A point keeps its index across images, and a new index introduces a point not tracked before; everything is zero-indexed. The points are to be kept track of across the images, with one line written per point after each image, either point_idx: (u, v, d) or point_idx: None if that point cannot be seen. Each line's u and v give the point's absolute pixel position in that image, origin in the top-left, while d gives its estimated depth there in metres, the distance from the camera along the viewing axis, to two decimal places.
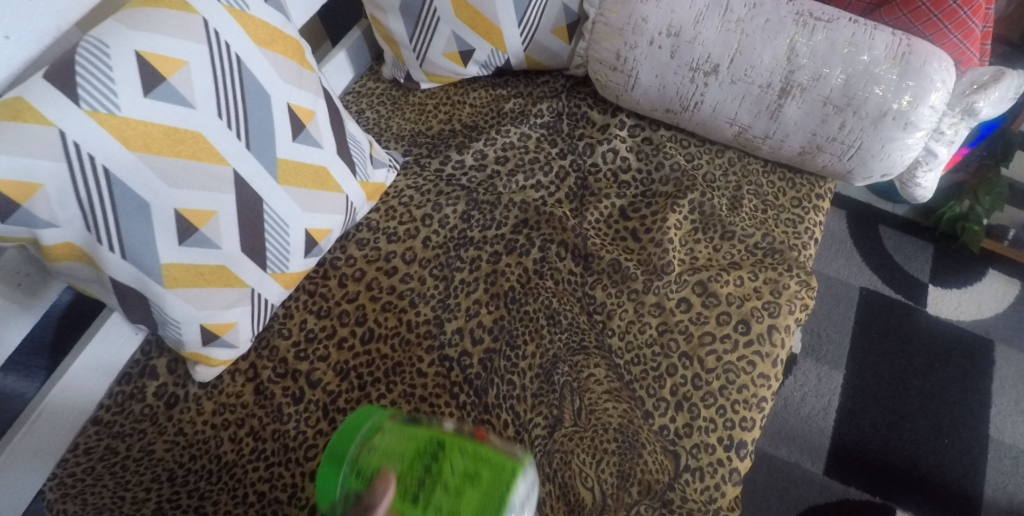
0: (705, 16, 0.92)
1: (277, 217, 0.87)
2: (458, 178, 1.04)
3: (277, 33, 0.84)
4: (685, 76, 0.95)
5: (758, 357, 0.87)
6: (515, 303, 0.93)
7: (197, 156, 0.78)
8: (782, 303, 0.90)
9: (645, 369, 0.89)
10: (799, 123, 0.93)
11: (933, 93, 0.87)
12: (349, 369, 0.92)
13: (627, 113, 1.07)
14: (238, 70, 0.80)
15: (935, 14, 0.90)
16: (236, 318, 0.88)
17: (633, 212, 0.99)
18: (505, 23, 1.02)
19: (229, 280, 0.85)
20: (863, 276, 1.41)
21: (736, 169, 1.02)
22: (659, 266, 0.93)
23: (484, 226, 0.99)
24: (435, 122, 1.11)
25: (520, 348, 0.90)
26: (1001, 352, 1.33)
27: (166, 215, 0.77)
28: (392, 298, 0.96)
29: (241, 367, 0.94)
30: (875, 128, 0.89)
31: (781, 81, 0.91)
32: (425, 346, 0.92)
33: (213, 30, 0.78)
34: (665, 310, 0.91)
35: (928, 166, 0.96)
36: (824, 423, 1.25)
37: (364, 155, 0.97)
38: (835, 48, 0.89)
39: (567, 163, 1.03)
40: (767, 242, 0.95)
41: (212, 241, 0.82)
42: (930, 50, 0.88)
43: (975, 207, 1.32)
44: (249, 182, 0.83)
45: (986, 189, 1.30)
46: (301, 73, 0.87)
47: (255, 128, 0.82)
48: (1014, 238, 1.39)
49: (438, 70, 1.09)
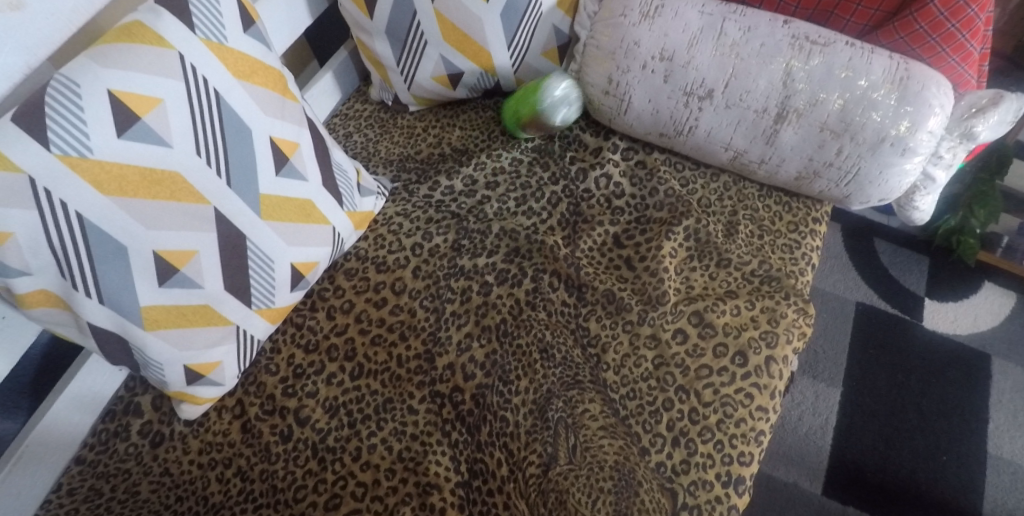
0: (699, 40, 0.90)
1: (262, 252, 0.84)
2: (447, 204, 1.02)
3: (257, 64, 0.82)
4: (679, 101, 0.93)
5: (756, 389, 0.85)
6: (507, 335, 0.91)
7: (176, 196, 0.76)
8: (779, 332, 0.88)
9: (641, 404, 0.87)
10: (796, 148, 0.91)
11: (932, 118, 0.85)
12: (339, 405, 0.89)
13: (620, 136, 1.04)
14: (216, 105, 0.77)
15: (934, 38, 0.86)
16: (221, 357, 0.85)
17: (627, 239, 0.97)
18: (495, 45, 0.99)
19: (212, 319, 0.83)
20: (858, 291, 1.40)
21: (731, 193, 1.00)
22: (654, 296, 0.91)
23: (475, 254, 0.96)
24: (425, 145, 1.09)
25: (513, 383, 0.88)
26: (998, 366, 1.32)
27: (145, 257, 0.75)
28: (382, 330, 0.93)
29: (228, 404, 0.91)
30: (873, 154, 0.88)
31: (777, 106, 0.89)
32: (415, 381, 0.90)
33: (189, 64, 0.75)
34: (661, 342, 0.89)
35: (926, 191, 0.93)
36: (822, 442, 1.24)
37: (351, 185, 0.95)
38: (832, 73, 0.87)
39: (558, 189, 1.01)
40: (764, 269, 0.93)
41: (193, 281, 0.79)
42: (928, 74, 0.86)
43: (969, 219, 1.29)
44: (231, 219, 0.80)
45: (981, 203, 1.27)
46: (283, 104, 0.85)
47: (236, 164, 0.80)
48: (1007, 246, 1.36)
49: (426, 92, 1.06)
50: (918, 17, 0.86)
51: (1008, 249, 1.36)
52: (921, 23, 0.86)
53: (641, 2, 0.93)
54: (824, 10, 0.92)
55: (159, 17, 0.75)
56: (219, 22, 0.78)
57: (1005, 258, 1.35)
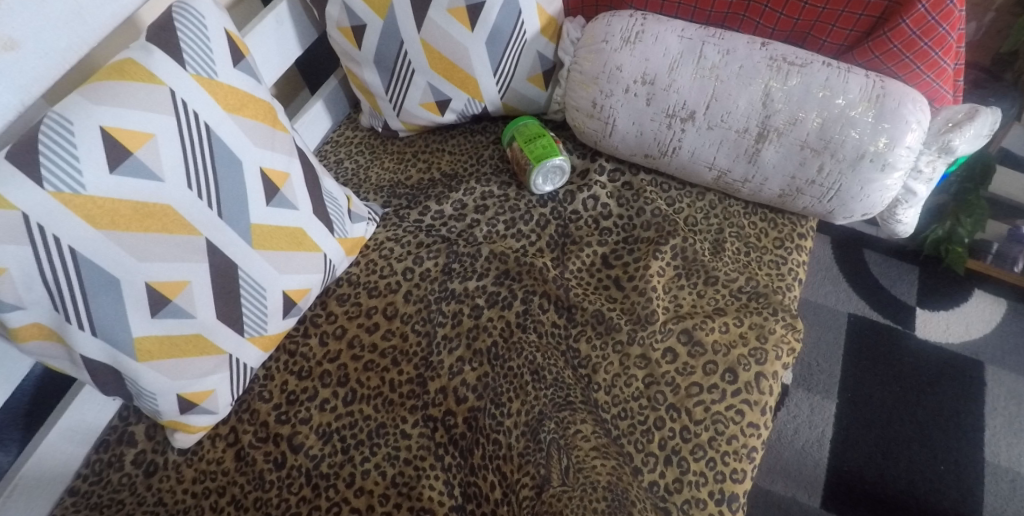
0: (680, 64, 0.93)
1: (253, 281, 0.85)
2: (438, 228, 1.02)
3: (247, 97, 0.83)
4: (662, 123, 0.95)
5: (747, 406, 0.86)
6: (499, 359, 0.92)
7: (168, 228, 0.77)
8: (768, 348, 0.88)
9: (633, 423, 0.88)
10: (778, 166, 0.93)
11: (910, 134, 0.86)
12: (332, 431, 0.90)
13: (607, 157, 1.05)
14: (207, 138, 0.79)
15: (908, 56, 0.88)
16: (215, 385, 0.86)
17: (616, 259, 0.98)
18: (481, 73, 1.01)
19: (205, 348, 0.84)
20: (850, 303, 1.41)
21: (717, 211, 1.01)
22: (643, 315, 0.92)
23: (465, 277, 0.97)
24: (415, 171, 1.10)
25: (505, 405, 0.89)
26: (991, 374, 1.32)
27: (138, 289, 0.76)
28: (374, 356, 0.94)
29: (222, 432, 0.92)
30: (853, 170, 0.89)
31: (758, 126, 0.91)
32: (408, 406, 0.91)
33: (180, 100, 0.77)
34: (651, 362, 0.90)
35: (908, 204, 0.95)
36: (818, 455, 1.24)
37: (341, 211, 0.96)
38: (810, 92, 0.89)
39: (547, 211, 1.02)
40: (751, 285, 0.94)
41: (185, 311, 0.80)
42: (905, 91, 0.87)
43: (956, 228, 1.29)
44: (223, 249, 0.82)
45: (968, 212, 1.27)
46: (273, 135, 0.86)
47: (227, 195, 0.81)
48: (997, 253, 1.35)
49: (415, 119, 1.08)
50: (891, 36, 0.88)
51: (998, 256, 1.35)
52: (895, 42, 0.88)
53: (622, 28, 0.95)
54: (801, 31, 0.94)
55: (150, 54, 0.76)
56: (209, 58, 0.80)
57: (995, 266, 1.36)
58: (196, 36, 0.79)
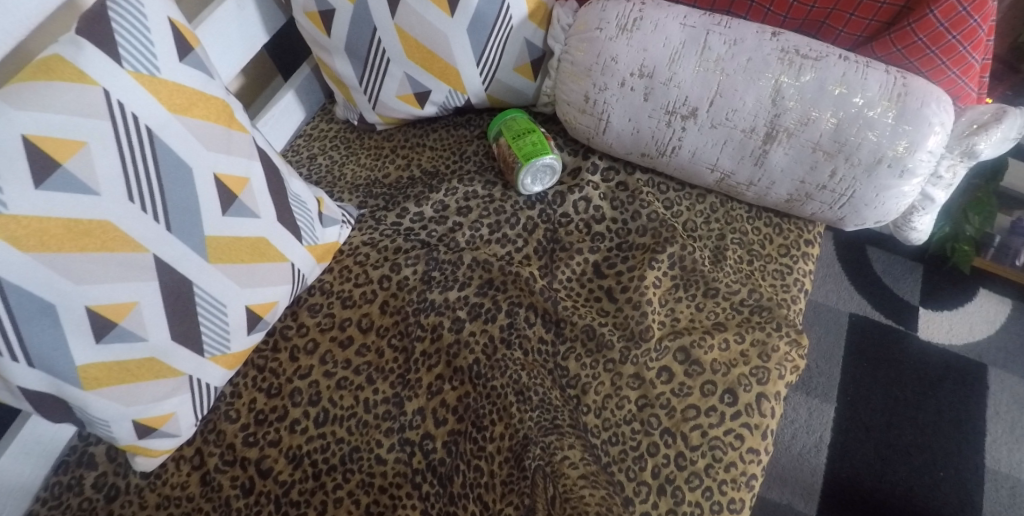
0: (681, 55, 0.84)
1: (211, 297, 0.78)
2: (417, 232, 0.95)
3: (196, 95, 0.75)
4: (661, 120, 0.86)
5: (747, 430, 0.80)
6: (481, 377, 0.85)
7: (108, 246, 0.70)
8: (771, 367, 0.82)
9: (624, 449, 0.81)
10: (786, 169, 0.85)
11: (932, 137, 0.79)
12: (302, 455, 0.84)
13: (600, 154, 0.97)
14: (149, 144, 0.71)
15: (933, 50, 0.80)
16: (175, 408, 0.80)
17: (608, 268, 0.91)
18: (462, 62, 0.92)
19: (160, 371, 0.77)
20: (851, 301, 1.34)
21: (719, 215, 0.94)
22: (637, 332, 0.85)
23: (445, 287, 0.90)
24: (393, 168, 1.02)
25: (487, 429, 0.83)
26: (994, 377, 1.26)
27: (78, 314, 0.69)
28: (348, 373, 0.87)
29: (187, 454, 0.86)
30: (869, 176, 0.82)
31: (766, 125, 0.83)
32: (383, 428, 0.84)
33: (117, 102, 0.69)
34: (645, 382, 0.83)
35: (924, 211, 0.87)
36: (817, 461, 1.19)
37: (311, 216, 0.88)
38: (824, 89, 0.80)
39: (535, 214, 0.94)
40: (754, 298, 0.87)
41: (135, 333, 0.73)
42: (928, 90, 0.79)
43: (963, 225, 1.21)
44: (175, 265, 0.75)
45: (976, 209, 1.18)
46: (229, 136, 0.78)
47: (176, 207, 0.74)
48: (999, 245, 1.28)
49: (392, 112, 0.99)
50: (917, 28, 0.79)
51: (999, 249, 1.28)
52: (920, 34, 0.79)
53: (618, 14, 0.86)
54: (815, 19, 0.85)
55: (80, 49, 0.68)
56: (150, 53, 0.71)
57: (995, 261, 1.28)
58: (135, 28, 0.70)
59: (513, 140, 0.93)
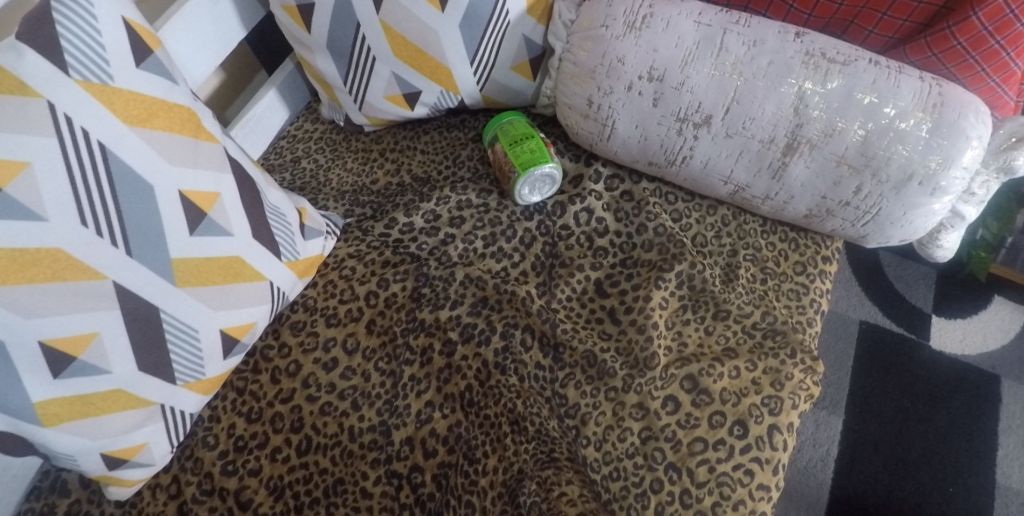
0: (694, 57, 0.76)
1: (181, 323, 0.72)
2: (406, 244, 0.89)
3: (156, 104, 0.68)
4: (672, 127, 0.79)
5: (757, 465, 0.73)
6: (473, 405, 0.80)
7: (61, 276, 0.64)
8: (784, 396, 0.76)
9: (625, 486, 0.75)
10: (807, 184, 0.78)
11: (969, 152, 0.72)
12: (284, 486, 0.78)
13: (604, 161, 0.90)
14: (103, 162, 0.65)
15: (974, 56, 0.72)
16: (147, 438, 0.74)
17: (611, 286, 0.85)
18: (455, 61, 0.85)
19: (128, 402, 0.71)
20: (862, 309, 1.28)
21: (730, 229, 0.87)
22: (641, 359, 0.79)
23: (436, 306, 0.84)
24: (381, 174, 0.95)
25: (480, 462, 0.77)
26: (1009, 389, 1.20)
27: (30, 350, 0.64)
28: (332, 398, 0.81)
29: (164, 481, 0.79)
30: (897, 194, 0.75)
31: (786, 136, 0.76)
32: (369, 459, 0.79)
33: (64, 115, 0.62)
34: (649, 413, 0.77)
35: (952, 228, 0.80)
36: (822, 476, 1.14)
37: (292, 230, 0.82)
38: (852, 97, 0.73)
39: (533, 226, 0.88)
40: (767, 321, 0.81)
41: (97, 365, 0.68)
42: (966, 99, 0.72)
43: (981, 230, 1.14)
44: (139, 292, 0.69)
45: (996, 215, 1.11)
46: (196, 148, 0.72)
47: (136, 229, 0.67)
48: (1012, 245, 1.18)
49: (380, 113, 0.92)
50: (957, 31, 0.72)
51: (1011, 252, 1.19)
52: (960, 38, 0.72)
53: (625, 10, 0.79)
54: (843, 19, 0.78)
55: (20, 56, 0.60)
56: (102, 59, 0.64)
57: (1008, 266, 1.20)
58: (83, 32, 0.63)
59: (509, 147, 0.87)
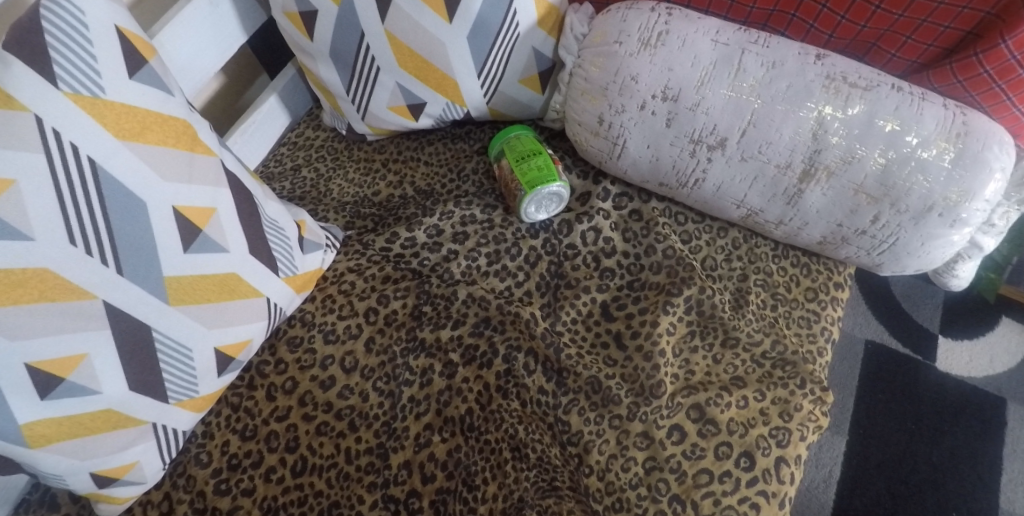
0: (711, 77, 0.74)
1: (173, 342, 0.70)
2: (408, 259, 0.86)
3: (150, 117, 0.66)
4: (684, 149, 0.77)
5: (763, 499, 0.70)
6: (473, 430, 0.78)
7: (48, 295, 0.62)
8: (792, 428, 0.73)
9: None
10: (823, 211, 0.75)
11: (991, 184, 0.69)
12: (277, 508, 0.75)
13: (612, 179, 0.88)
14: (93, 178, 0.62)
15: (999, 85, 0.70)
16: (138, 456, 0.71)
17: (618, 309, 0.82)
18: (461, 73, 0.82)
19: (119, 422, 0.69)
20: (868, 328, 1.27)
21: (741, 252, 0.85)
22: (648, 387, 0.76)
23: (437, 325, 0.82)
24: (383, 185, 0.93)
25: (479, 488, 0.75)
26: (1014, 413, 1.18)
27: (16, 372, 0.61)
28: (329, 417, 0.79)
29: (154, 499, 0.76)
30: (916, 224, 0.72)
31: (803, 162, 0.73)
32: (365, 482, 0.76)
33: (53, 129, 0.60)
34: (654, 442, 0.74)
35: (970, 259, 0.78)
36: (824, 497, 1.12)
37: (290, 244, 0.79)
38: (873, 124, 0.70)
39: (538, 244, 0.86)
40: (777, 350, 0.79)
41: (87, 386, 0.65)
42: (990, 129, 0.70)
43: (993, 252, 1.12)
44: (130, 310, 0.66)
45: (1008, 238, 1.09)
46: (192, 161, 0.69)
47: (127, 246, 0.65)
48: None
49: (383, 123, 0.90)
50: (984, 59, 0.69)
51: None
52: (986, 66, 0.69)
53: (640, 26, 0.76)
54: (864, 40, 0.76)
55: (7, 67, 0.58)
56: (93, 70, 0.62)
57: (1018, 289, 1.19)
58: (74, 43, 0.61)
59: (516, 161, 0.84)
